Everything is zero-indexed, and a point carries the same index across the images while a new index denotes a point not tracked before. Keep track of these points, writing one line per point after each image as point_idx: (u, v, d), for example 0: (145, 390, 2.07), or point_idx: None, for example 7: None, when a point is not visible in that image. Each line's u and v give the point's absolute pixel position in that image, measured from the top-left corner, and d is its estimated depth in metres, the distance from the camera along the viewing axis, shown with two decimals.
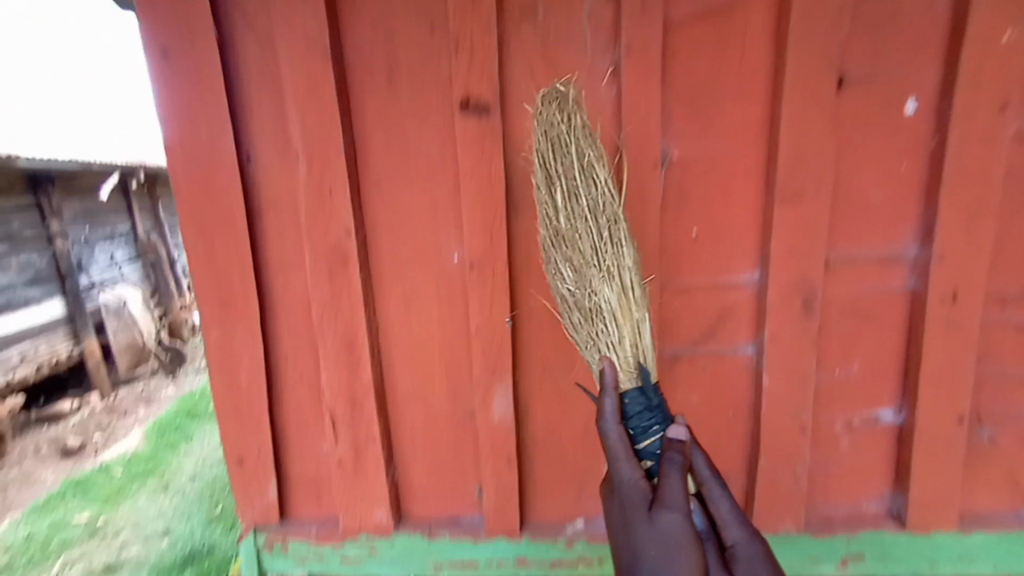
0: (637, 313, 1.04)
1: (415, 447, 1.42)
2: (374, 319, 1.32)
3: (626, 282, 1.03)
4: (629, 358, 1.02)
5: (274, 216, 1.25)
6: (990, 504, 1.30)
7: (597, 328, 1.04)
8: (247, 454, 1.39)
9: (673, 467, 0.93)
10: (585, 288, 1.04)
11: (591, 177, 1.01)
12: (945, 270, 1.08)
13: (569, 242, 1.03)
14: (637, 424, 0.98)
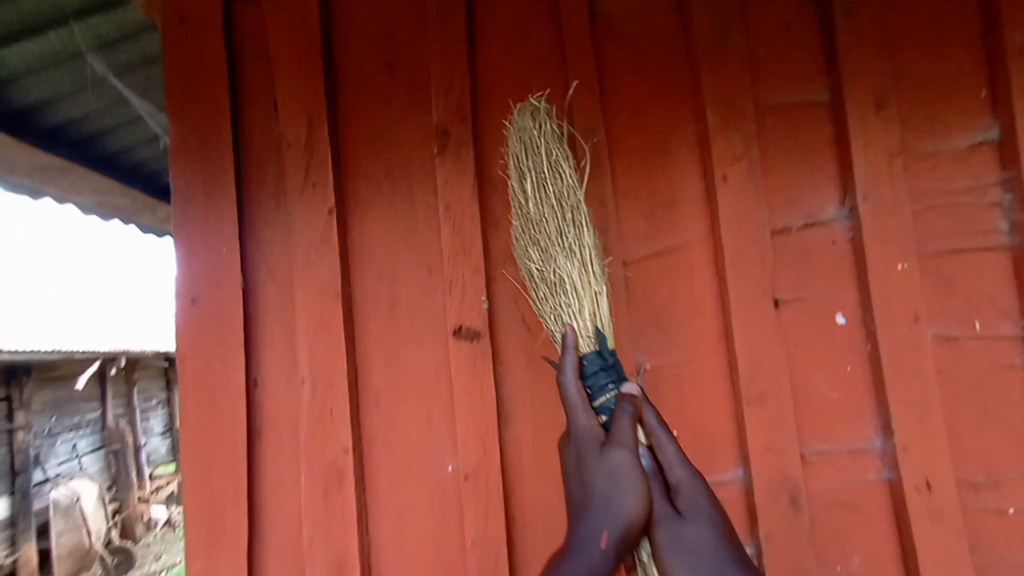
0: (596, 288, 1.12)
1: None
2: (365, 537, 1.28)
3: (587, 263, 1.12)
4: (588, 325, 1.10)
5: (273, 439, 1.30)
6: None
7: (559, 301, 1.12)
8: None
9: (625, 416, 1.02)
10: (547, 260, 1.12)
11: (557, 169, 1.13)
12: (913, 463, 1.15)
13: (531, 223, 1.14)
14: (595, 383, 1.06)
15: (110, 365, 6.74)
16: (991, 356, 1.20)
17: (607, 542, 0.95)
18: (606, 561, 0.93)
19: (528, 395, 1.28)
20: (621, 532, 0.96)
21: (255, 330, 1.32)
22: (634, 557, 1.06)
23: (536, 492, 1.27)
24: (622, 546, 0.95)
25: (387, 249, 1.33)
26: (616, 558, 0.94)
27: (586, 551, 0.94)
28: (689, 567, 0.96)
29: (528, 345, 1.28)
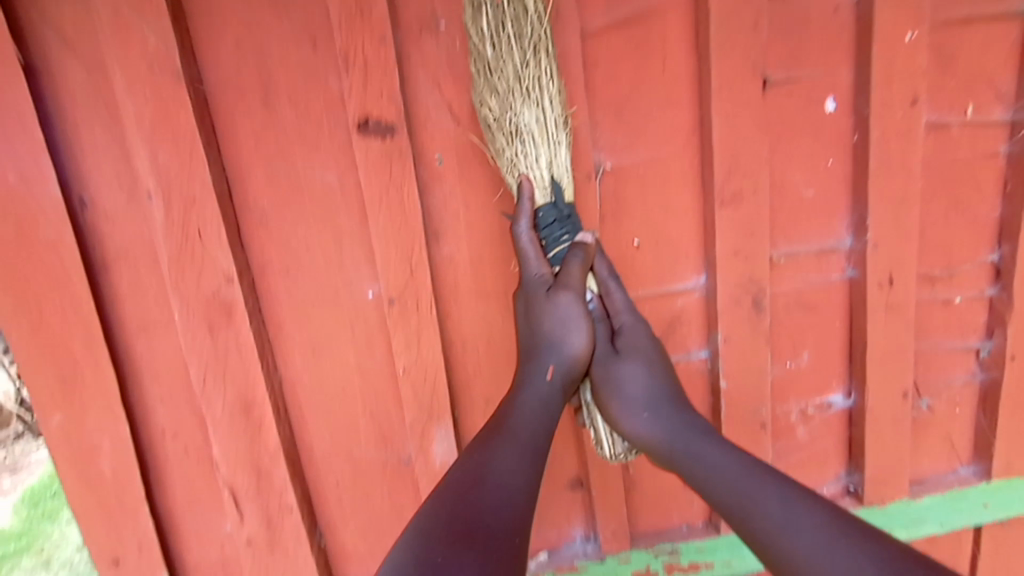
0: (555, 137, 0.94)
1: (342, 510, 1.19)
2: (274, 376, 1.07)
3: (548, 109, 0.93)
4: (545, 174, 0.95)
5: (125, 274, 0.98)
6: (943, 460, 1.30)
7: (516, 150, 0.94)
8: (124, 554, 1.10)
9: (574, 262, 0.95)
10: (502, 102, 0.93)
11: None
12: (880, 259, 1.09)
13: (487, 67, 0.92)
14: (546, 215, 0.96)
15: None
16: (976, 143, 1.09)
17: (553, 375, 0.96)
18: (554, 391, 0.95)
19: (460, 206, 1.04)
20: (566, 367, 0.96)
21: (61, 131, 0.92)
22: (579, 399, 1.05)
23: (472, 314, 1.10)
24: (566, 380, 0.97)
25: (244, 8, 0.91)
26: (561, 390, 0.96)
27: (534, 384, 0.94)
28: (634, 416, 0.95)
29: (458, 143, 1.01)
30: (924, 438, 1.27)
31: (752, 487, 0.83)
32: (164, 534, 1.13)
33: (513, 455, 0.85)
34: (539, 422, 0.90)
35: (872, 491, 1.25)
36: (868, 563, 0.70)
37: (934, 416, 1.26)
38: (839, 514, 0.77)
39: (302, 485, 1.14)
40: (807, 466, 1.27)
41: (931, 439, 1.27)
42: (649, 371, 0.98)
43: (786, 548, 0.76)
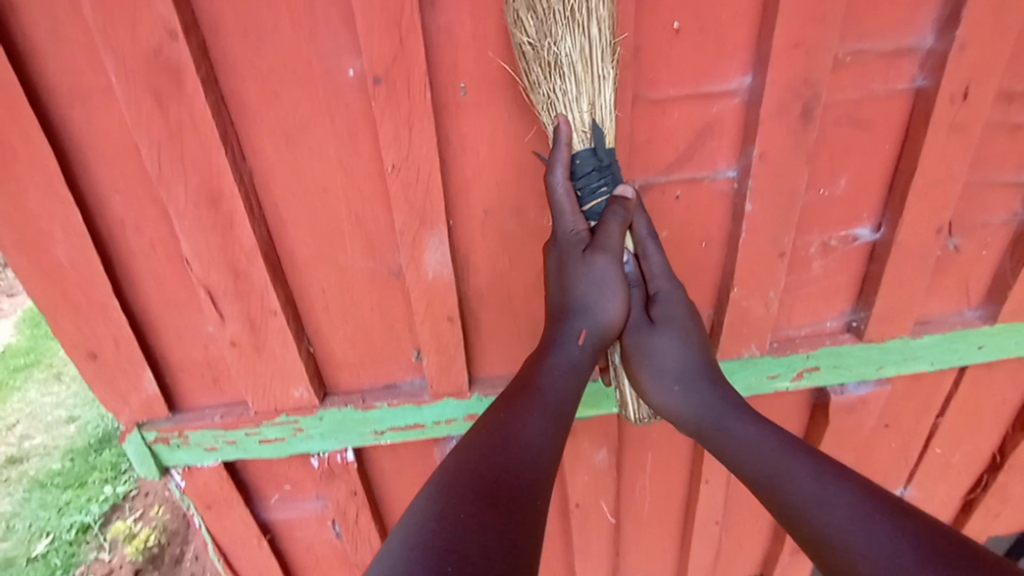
0: (600, 72, 0.89)
1: (330, 318, 1.13)
2: (242, 165, 0.93)
3: (593, 37, 0.87)
4: (584, 117, 0.90)
5: (39, 18, 0.78)
6: (954, 302, 1.26)
7: (553, 85, 0.89)
8: (101, 347, 1.06)
9: (614, 220, 0.92)
10: (542, 27, 0.86)
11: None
12: (962, 65, 0.92)
13: None
14: (587, 163, 0.91)
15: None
16: None
17: (584, 339, 0.95)
18: (584, 354, 0.95)
19: None
20: (596, 332, 0.96)
21: None
22: (607, 360, 1.09)
23: (473, 107, 0.93)
24: (596, 345, 0.96)
25: None
26: (591, 354, 0.95)
27: (564, 346, 0.94)
28: (662, 386, 0.99)
29: None
30: (942, 280, 1.21)
31: (784, 463, 0.86)
32: (141, 331, 1.08)
33: (542, 418, 0.85)
34: (568, 382, 0.91)
35: (877, 327, 1.22)
36: (907, 546, 0.70)
37: (960, 258, 1.18)
38: (874, 492, 0.78)
39: (284, 289, 1.07)
40: (815, 301, 1.22)
41: (949, 280, 1.21)
42: (682, 343, 1.00)
43: (818, 524, 0.78)
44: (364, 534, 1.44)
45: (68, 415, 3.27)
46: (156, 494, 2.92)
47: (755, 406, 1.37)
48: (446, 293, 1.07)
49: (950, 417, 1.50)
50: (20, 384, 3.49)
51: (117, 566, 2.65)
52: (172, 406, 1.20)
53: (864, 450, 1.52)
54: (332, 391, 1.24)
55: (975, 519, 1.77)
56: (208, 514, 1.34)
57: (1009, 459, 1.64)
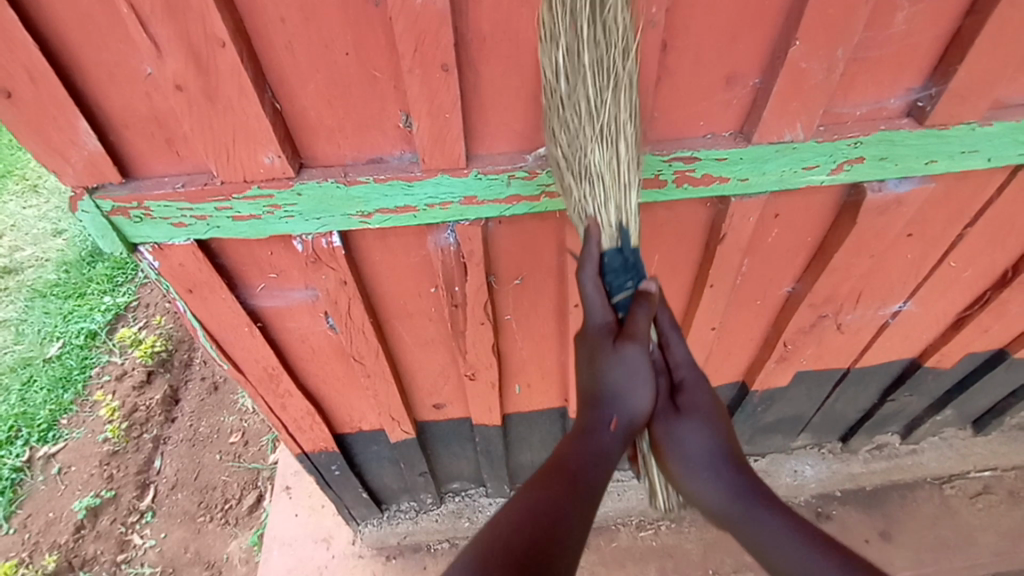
0: (625, 180, 1.03)
1: (296, 63, 0.90)
2: None
3: (620, 152, 1.01)
4: (612, 218, 1.03)
5: None
6: None
7: (583, 191, 1.03)
8: (13, 81, 0.84)
9: (641, 313, 0.96)
10: (575, 145, 1.00)
11: (608, 31, 0.90)
12: None
13: (563, 110, 0.97)
14: (614, 261, 1.01)
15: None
16: None
17: (615, 426, 1.01)
18: (615, 441, 1.00)
19: None
20: (628, 420, 1.01)
21: None
22: (639, 449, 1.20)
23: None
24: (626, 432, 1.02)
25: None
26: (621, 441, 1.01)
27: (596, 436, 1.00)
28: (692, 473, 1.04)
29: None
30: None
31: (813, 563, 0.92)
32: (61, 65, 0.86)
33: (578, 506, 0.91)
34: (600, 471, 0.97)
35: (948, 107, 1.04)
36: None
37: None
38: None
39: (231, 13, 0.83)
40: (883, 73, 1.01)
41: None
42: (709, 430, 1.06)
43: None
44: (359, 327, 1.39)
45: (54, 228, 3.16)
46: (155, 305, 2.87)
47: (779, 207, 1.25)
48: (442, 29, 0.85)
49: (979, 227, 1.40)
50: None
51: (130, 368, 2.67)
52: (123, 172, 1.01)
53: (881, 258, 1.44)
54: (308, 164, 1.05)
55: (964, 335, 1.79)
56: (191, 299, 1.25)
57: (1019, 275, 1.59)
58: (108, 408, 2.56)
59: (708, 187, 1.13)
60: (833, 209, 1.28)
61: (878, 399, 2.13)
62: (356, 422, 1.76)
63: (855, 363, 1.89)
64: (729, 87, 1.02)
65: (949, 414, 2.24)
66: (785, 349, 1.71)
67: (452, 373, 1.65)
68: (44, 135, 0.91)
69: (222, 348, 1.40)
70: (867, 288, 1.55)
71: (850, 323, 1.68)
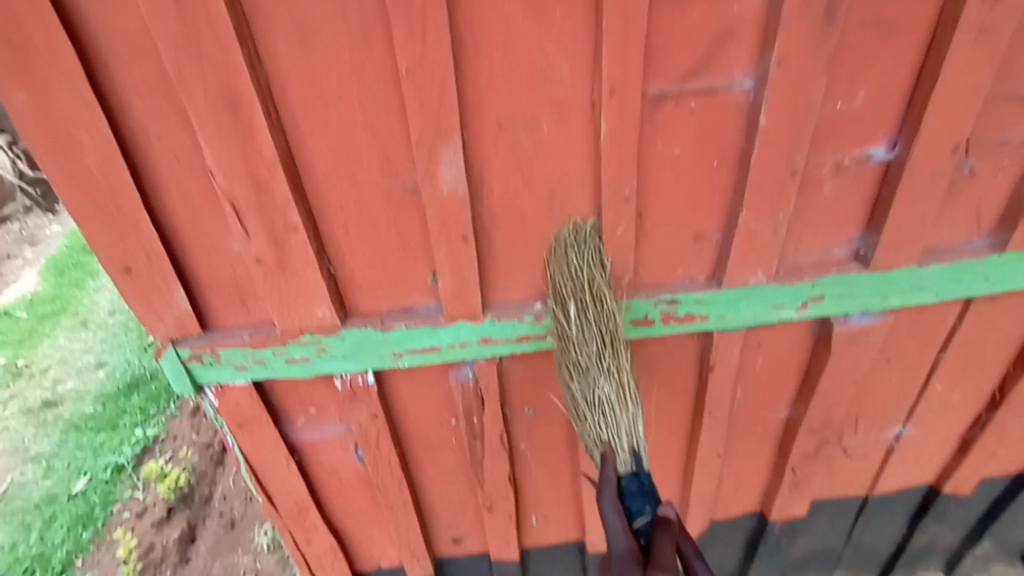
0: (634, 410, 1.13)
1: (348, 235, 1.14)
2: (257, 67, 0.92)
3: (625, 387, 1.13)
4: (626, 444, 1.10)
5: None
6: (964, 231, 1.25)
7: (597, 421, 1.13)
8: (131, 261, 1.09)
9: (664, 538, 0.99)
10: (586, 379, 1.14)
11: (600, 297, 1.12)
12: None
13: (571, 350, 1.15)
14: (631, 487, 1.06)
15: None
16: None
17: None
18: None
19: None
20: None
21: None
22: None
23: (489, 11, 0.91)
24: None
25: None
26: None
27: None
28: None
29: None
30: (954, 207, 1.19)
31: None
32: (172, 247, 1.10)
33: None
34: None
35: (887, 254, 1.22)
36: None
37: (975, 183, 1.16)
38: None
39: (304, 204, 1.08)
40: (826, 227, 1.21)
41: (961, 208, 1.20)
42: None
43: None
44: (386, 458, 1.50)
45: (97, 360, 3.35)
46: (183, 437, 2.97)
47: (760, 339, 1.40)
48: (462, 211, 1.09)
49: (953, 351, 1.51)
50: (49, 330, 3.56)
51: (153, 502, 2.72)
52: (203, 325, 1.23)
53: (868, 382, 1.55)
54: (352, 313, 1.26)
55: (972, 457, 1.80)
56: (238, 434, 1.40)
57: (1009, 396, 1.66)
58: (125, 547, 2.60)
59: (691, 325, 1.30)
60: (812, 339, 1.42)
61: (905, 529, 2.07)
62: (377, 557, 1.78)
63: (870, 488, 1.89)
64: (698, 243, 1.22)
65: (985, 544, 2.14)
66: (794, 474, 1.74)
67: (471, 503, 1.70)
68: (146, 298, 1.14)
69: (258, 481, 1.51)
70: (862, 411, 1.63)
71: (855, 446, 1.72)
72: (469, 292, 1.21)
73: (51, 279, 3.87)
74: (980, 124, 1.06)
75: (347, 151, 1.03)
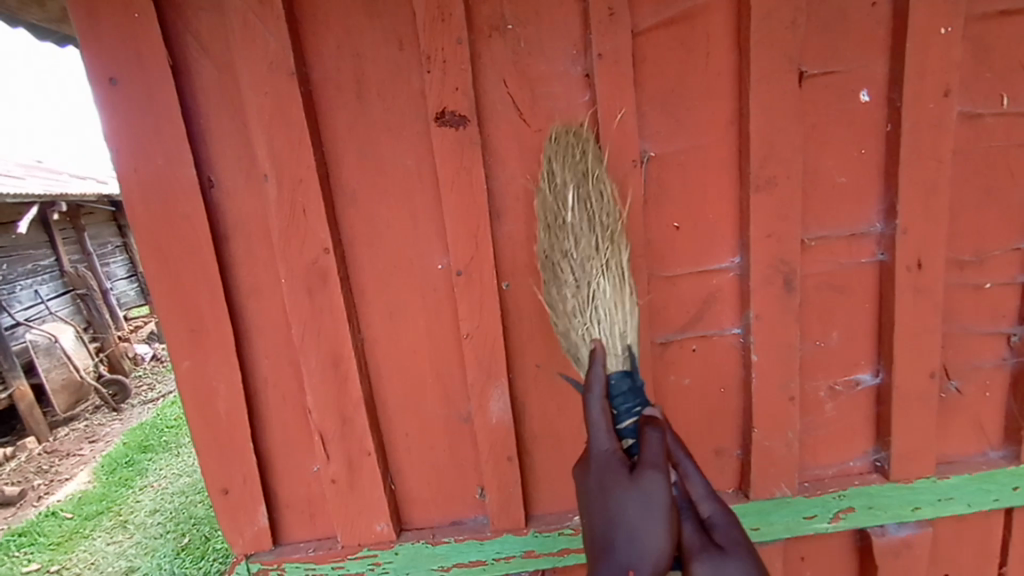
0: (629, 318, 1.06)
1: (409, 456, 1.34)
2: (357, 335, 1.24)
3: (624, 292, 1.06)
4: (618, 342, 1.02)
5: (242, 243, 1.18)
6: (975, 443, 1.33)
7: (590, 317, 1.04)
8: (228, 485, 1.29)
9: (654, 440, 0.90)
10: (579, 268, 1.04)
11: (598, 182, 1.04)
12: (910, 243, 1.14)
13: (562, 234, 1.04)
14: (699, 491, 0.98)
15: (52, 210, 6.44)
16: (1011, 133, 1.12)
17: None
18: None
19: (520, 188, 1.17)
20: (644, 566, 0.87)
21: (199, 121, 1.12)
22: None
23: (529, 285, 1.22)
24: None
25: (344, 16, 1.08)
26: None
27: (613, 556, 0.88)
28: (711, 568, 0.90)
29: (519, 134, 1.14)
30: (955, 421, 1.31)
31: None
32: (264, 470, 1.32)
33: None
34: None
35: (906, 466, 1.30)
36: None
37: (966, 400, 1.29)
38: None
39: (377, 434, 1.30)
40: (837, 441, 1.33)
41: (962, 421, 1.31)
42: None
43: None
44: None
45: (127, 565, 3.42)
46: None
47: (801, 551, 1.41)
48: (507, 434, 1.28)
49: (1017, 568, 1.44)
50: (90, 532, 3.83)
51: None
52: (274, 539, 1.37)
53: None
54: (407, 527, 1.39)
55: None
56: None
57: None
58: None
59: None
60: (854, 551, 1.42)
61: None
62: None
63: None
64: (720, 457, 1.34)
65: None
66: None
67: None
68: (231, 516, 1.31)
69: None
70: None
71: None
72: (513, 508, 1.33)
73: (107, 494, 4.25)
74: (948, 351, 1.24)
75: (416, 387, 1.29)
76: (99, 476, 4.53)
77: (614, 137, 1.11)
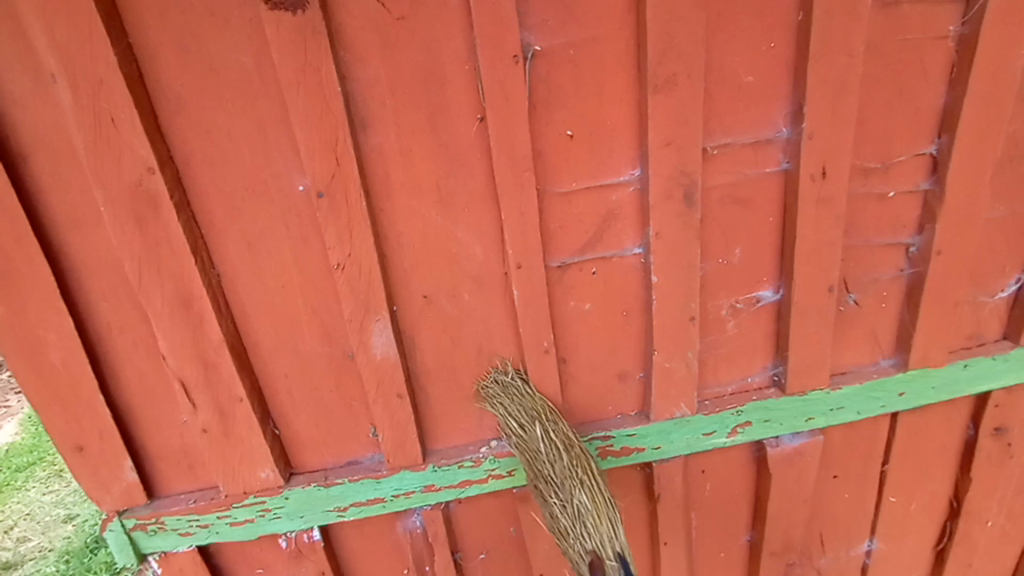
0: (611, 516, 1.09)
1: (294, 399, 1.23)
2: (210, 270, 1.08)
3: (598, 492, 1.12)
4: (611, 548, 1.03)
5: (46, 164, 0.97)
6: (870, 353, 1.34)
7: (580, 533, 1.07)
8: (83, 440, 1.17)
9: None
10: (560, 491, 1.12)
11: (543, 401, 1.21)
12: (815, 150, 1.06)
13: (538, 461, 1.15)
14: None
15: None
16: (927, 24, 1.03)
17: None
18: None
19: (386, 92, 0.99)
20: None
21: None
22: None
23: (406, 208, 1.08)
24: None
25: None
26: None
27: None
28: None
29: (378, 22, 0.94)
30: (851, 333, 1.30)
31: None
32: (124, 423, 1.19)
33: None
34: None
35: (801, 379, 1.31)
36: None
37: (863, 312, 1.28)
38: None
39: (250, 378, 1.19)
40: (737, 358, 1.31)
41: (858, 333, 1.31)
42: None
43: None
44: None
45: (66, 513, 3.24)
46: None
47: (702, 465, 1.43)
48: (395, 372, 1.19)
49: (899, 466, 1.51)
50: (22, 483, 3.47)
51: None
52: (149, 493, 1.27)
53: (821, 500, 1.54)
54: (298, 471, 1.31)
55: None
56: None
57: (969, 512, 1.59)
58: None
59: (628, 456, 1.34)
60: (753, 461, 1.46)
61: None
62: None
63: None
64: (622, 381, 1.31)
65: None
66: None
67: None
68: (93, 470, 1.20)
69: None
70: (824, 532, 1.58)
71: (827, 569, 1.64)
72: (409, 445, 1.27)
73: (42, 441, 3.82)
74: (848, 263, 1.20)
75: (287, 324, 1.16)
76: (29, 429, 3.94)
77: (488, 25, 0.93)
